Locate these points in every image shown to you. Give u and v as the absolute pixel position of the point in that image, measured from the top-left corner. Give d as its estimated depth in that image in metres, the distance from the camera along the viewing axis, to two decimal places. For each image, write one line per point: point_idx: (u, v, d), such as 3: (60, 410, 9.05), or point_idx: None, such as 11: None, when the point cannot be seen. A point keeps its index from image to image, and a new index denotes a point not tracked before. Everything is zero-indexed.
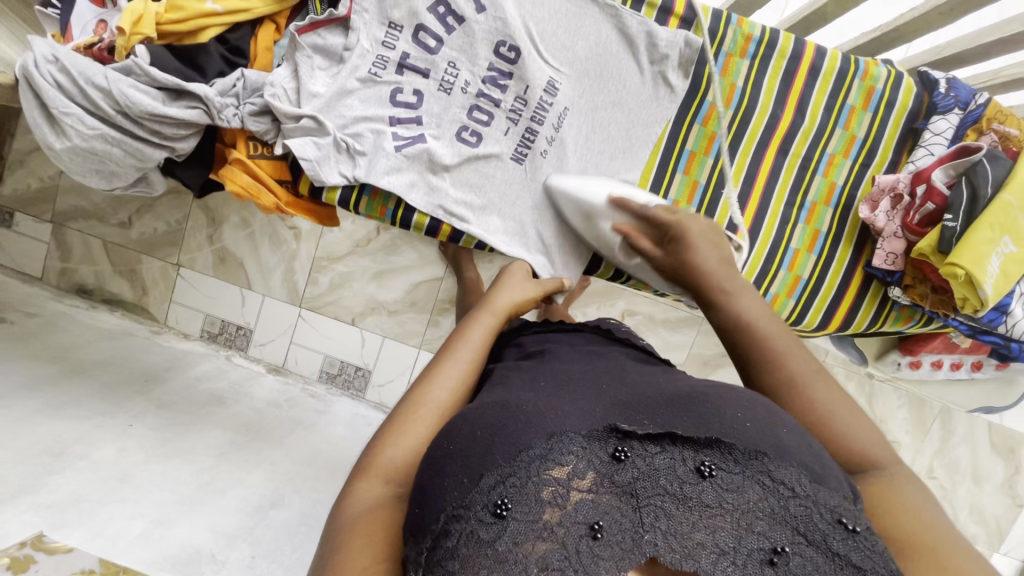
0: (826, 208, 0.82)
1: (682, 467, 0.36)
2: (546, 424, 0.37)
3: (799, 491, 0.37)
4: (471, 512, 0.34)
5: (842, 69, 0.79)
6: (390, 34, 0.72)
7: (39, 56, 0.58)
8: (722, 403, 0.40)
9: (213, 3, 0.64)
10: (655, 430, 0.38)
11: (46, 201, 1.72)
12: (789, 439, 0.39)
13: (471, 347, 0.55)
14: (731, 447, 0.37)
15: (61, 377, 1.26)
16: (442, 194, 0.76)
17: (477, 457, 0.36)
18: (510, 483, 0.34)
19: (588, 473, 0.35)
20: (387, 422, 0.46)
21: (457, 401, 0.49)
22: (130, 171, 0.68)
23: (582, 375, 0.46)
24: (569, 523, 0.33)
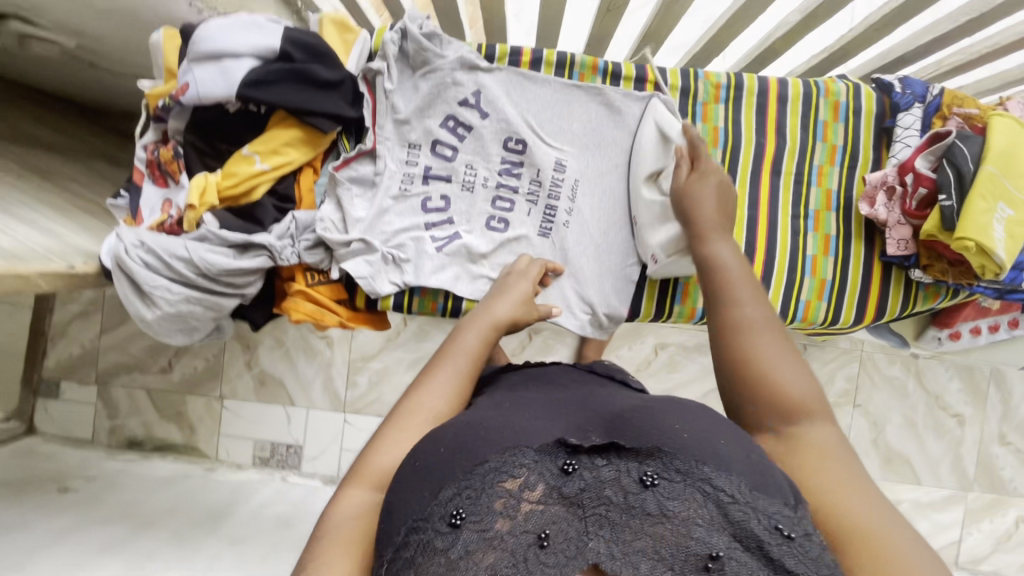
0: (829, 213, 0.89)
1: (626, 478, 0.39)
2: (503, 440, 0.41)
3: (738, 497, 0.38)
4: (429, 523, 0.38)
5: (806, 93, 0.89)
6: (412, 153, 0.82)
7: (129, 244, 0.68)
8: (664, 417, 0.43)
9: (261, 162, 0.74)
10: (600, 444, 0.42)
11: (89, 363, 1.80)
12: (728, 451, 0.41)
13: (467, 353, 0.60)
14: (673, 456, 0.40)
15: (135, 533, 1.28)
16: (484, 279, 0.83)
17: (438, 473, 0.40)
18: (465, 495, 0.38)
19: (538, 486, 0.38)
20: (382, 428, 0.51)
21: (446, 410, 0.52)
22: (208, 324, 0.76)
23: (547, 402, 0.51)
24: (518, 533, 0.36)
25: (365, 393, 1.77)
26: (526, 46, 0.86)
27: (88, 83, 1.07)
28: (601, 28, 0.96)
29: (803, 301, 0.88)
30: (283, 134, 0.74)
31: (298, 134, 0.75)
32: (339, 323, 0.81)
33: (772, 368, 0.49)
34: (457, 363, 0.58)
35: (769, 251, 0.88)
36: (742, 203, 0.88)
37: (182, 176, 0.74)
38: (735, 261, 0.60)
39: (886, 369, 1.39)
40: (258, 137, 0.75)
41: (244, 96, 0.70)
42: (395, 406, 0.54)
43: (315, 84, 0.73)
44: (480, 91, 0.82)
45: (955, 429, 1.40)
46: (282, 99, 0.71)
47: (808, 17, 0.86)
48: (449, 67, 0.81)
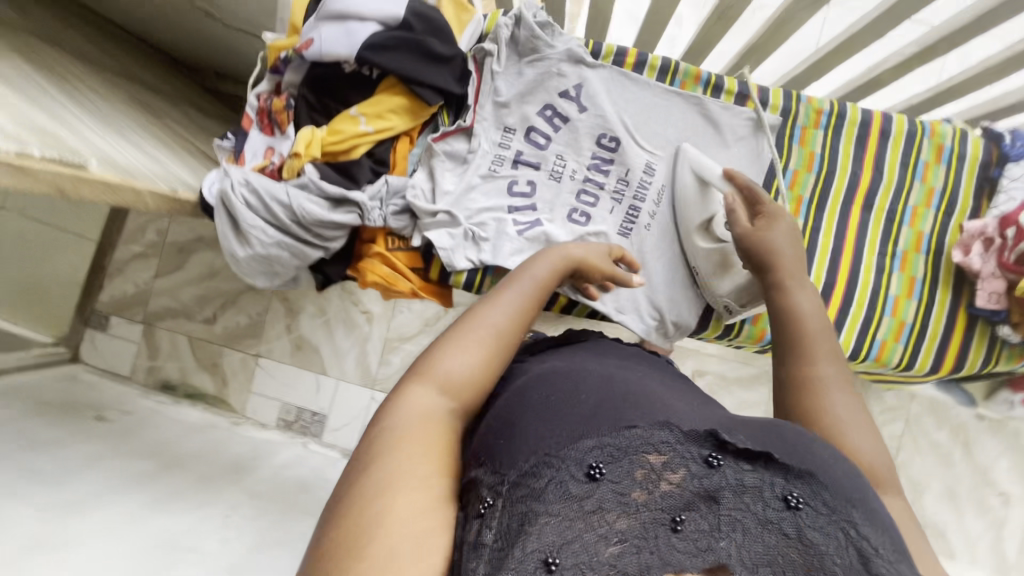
0: (917, 255, 0.87)
1: (769, 491, 0.40)
2: (656, 415, 0.43)
3: (880, 552, 0.38)
4: (564, 466, 0.39)
5: (911, 131, 0.86)
6: (506, 136, 0.83)
7: (236, 180, 0.70)
8: (814, 441, 0.45)
9: (366, 125, 0.76)
10: (752, 448, 0.42)
11: (139, 304, 1.87)
12: (878, 507, 0.42)
13: (533, 282, 0.61)
14: (822, 487, 0.41)
15: (162, 470, 1.30)
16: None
17: (581, 426, 0.42)
18: (606, 453, 0.40)
19: (680, 470, 0.40)
20: (448, 337, 0.51)
21: (510, 330, 0.55)
22: (289, 271, 0.77)
23: (687, 399, 0.50)
24: (653, 507, 0.39)
25: (395, 373, 1.77)
26: (632, 47, 0.86)
27: (199, 40, 1.12)
28: (708, 34, 0.96)
29: (878, 340, 0.86)
30: (390, 100, 0.76)
31: (404, 102, 0.77)
32: (411, 291, 0.82)
33: (846, 426, 0.50)
34: (520, 287, 0.59)
35: (849, 285, 0.86)
36: (828, 232, 0.86)
37: (289, 128, 0.77)
38: (815, 314, 0.60)
39: (933, 433, 1.33)
40: (366, 99, 0.77)
41: (363, 57, 0.72)
42: (461, 318, 0.55)
43: (429, 57, 0.75)
44: (582, 85, 0.83)
45: (998, 509, 1.31)
46: (399, 66, 0.73)
47: (924, 51, 0.84)
48: (557, 57, 0.81)
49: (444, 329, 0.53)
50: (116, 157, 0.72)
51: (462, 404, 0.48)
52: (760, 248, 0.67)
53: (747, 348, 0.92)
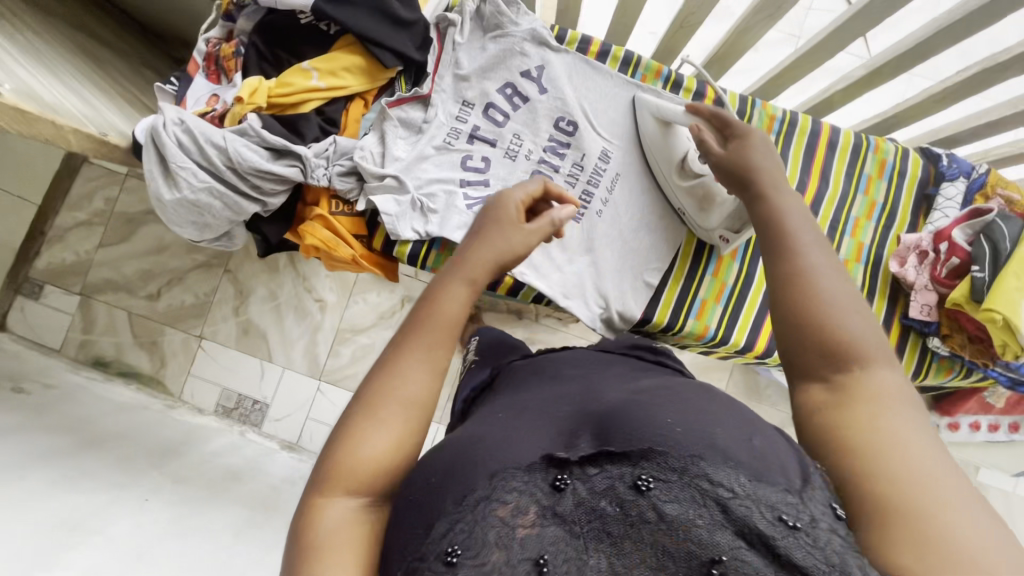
0: (858, 264, 0.89)
1: (619, 487, 0.34)
2: (488, 463, 0.36)
3: (738, 491, 0.34)
4: (426, 563, 0.34)
5: (856, 144, 0.89)
6: (464, 110, 0.82)
7: (169, 119, 0.67)
8: (653, 410, 0.39)
9: (317, 80, 0.74)
10: (588, 452, 0.36)
11: (78, 273, 1.76)
12: (725, 438, 0.37)
13: (444, 321, 0.50)
14: (665, 454, 0.35)
15: (78, 447, 1.21)
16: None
17: (429, 511, 0.36)
18: (460, 529, 0.34)
19: (530, 509, 0.34)
20: (355, 422, 0.44)
21: (423, 391, 0.47)
22: (223, 224, 0.73)
23: (544, 399, 0.46)
24: (514, 562, 0.32)
25: (344, 365, 1.72)
26: (597, 37, 0.87)
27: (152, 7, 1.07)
28: (670, 43, 0.98)
29: None
30: (344, 58, 0.75)
31: (359, 62, 0.75)
32: (352, 257, 0.79)
33: (834, 313, 0.45)
34: (427, 341, 0.49)
35: None
36: None
37: (235, 75, 0.74)
38: (801, 219, 0.54)
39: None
40: (320, 54, 0.75)
41: (320, 9, 0.71)
42: (360, 391, 0.46)
43: (391, 20, 0.74)
44: (544, 66, 0.83)
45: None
46: (356, 22, 0.72)
47: (872, 74, 0.87)
48: (520, 36, 0.81)
49: (345, 410, 0.46)
50: (39, 92, 0.66)
51: (381, 492, 0.44)
52: (738, 162, 0.62)
53: (691, 346, 0.92)
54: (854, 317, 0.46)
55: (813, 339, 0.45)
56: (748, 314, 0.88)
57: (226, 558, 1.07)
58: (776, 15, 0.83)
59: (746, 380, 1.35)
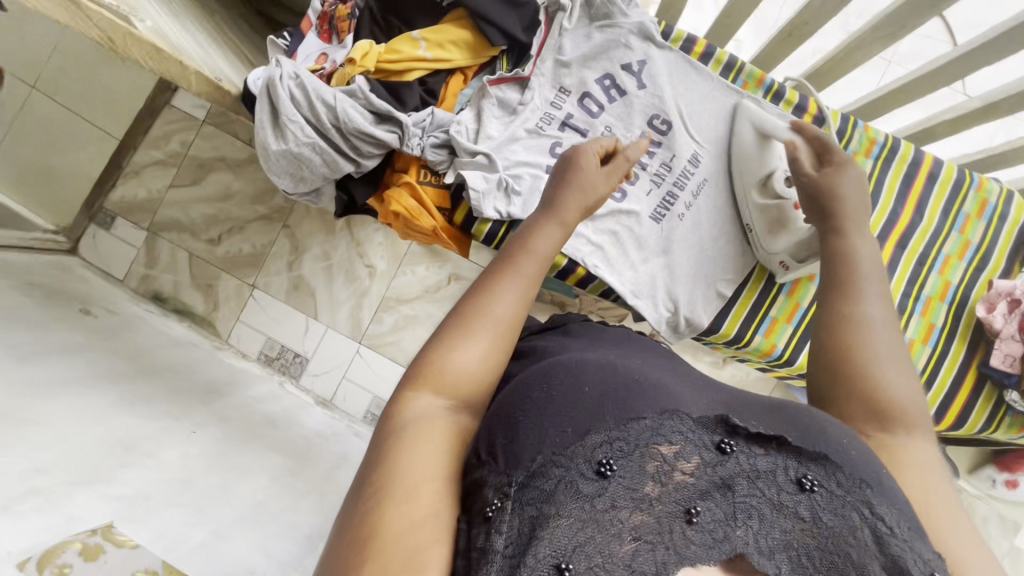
0: (941, 303, 0.86)
1: (783, 476, 0.41)
2: (661, 401, 0.43)
3: (897, 533, 0.39)
4: (574, 463, 0.38)
5: (958, 180, 0.86)
6: (559, 96, 0.82)
7: (285, 72, 0.68)
8: (828, 425, 0.45)
9: (425, 50, 0.75)
10: (764, 433, 0.43)
11: (147, 210, 1.84)
12: (888, 480, 0.43)
13: (539, 255, 0.53)
14: (837, 468, 0.42)
15: (136, 374, 1.28)
16: (584, 238, 0.81)
17: (585, 415, 0.41)
18: (617, 446, 0.39)
19: (693, 458, 0.40)
20: (451, 330, 0.47)
21: (519, 314, 0.49)
22: (317, 180, 0.76)
23: (681, 372, 0.52)
24: (667, 499, 0.38)
25: (385, 332, 1.75)
26: (703, 38, 0.85)
27: None
28: (770, 53, 0.96)
29: None
30: (454, 32, 0.75)
31: (467, 37, 0.76)
32: (432, 227, 0.80)
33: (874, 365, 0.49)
34: (526, 268, 0.52)
35: None
36: None
37: (347, 36, 0.76)
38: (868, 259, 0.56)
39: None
40: (431, 26, 0.76)
41: None
42: (458, 303, 0.50)
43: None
44: (646, 62, 0.81)
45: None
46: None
47: (987, 107, 0.84)
48: (627, 29, 0.80)
49: (440, 318, 0.49)
50: (168, 32, 0.69)
51: (466, 400, 0.45)
52: (826, 195, 0.62)
53: (753, 361, 0.92)
54: (898, 379, 0.48)
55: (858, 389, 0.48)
56: None
57: (262, 499, 1.11)
58: (897, 35, 0.80)
59: (790, 406, 1.32)
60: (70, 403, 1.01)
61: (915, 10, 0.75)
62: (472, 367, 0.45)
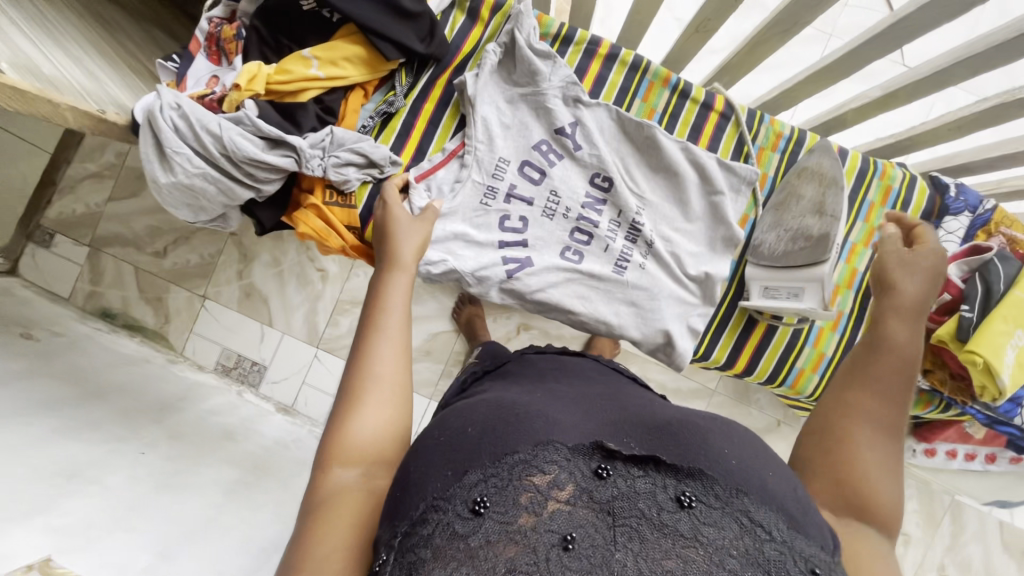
0: (849, 291, 0.88)
1: (662, 494, 0.42)
2: (535, 433, 0.45)
3: (773, 535, 0.42)
4: (450, 505, 0.41)
5: (863, 168, 0.87)
6: (500, 167, 0.81)
7: (165, 103, 0.67)
8: (711, 438, 0.47)
9: (317, 69, 0.73)
10: (639, 455, 0.45)
11: (87, 226, 1.79)
12: (773, 482, 0.46)
13: (397, 311, 0.61)
14: (713, 481, 0.44)
15: (80, 397, 1.26)
16: (553, 306, 0.83)
17: (463, 457, 0.44)
18: (491, 484, 0.42)
19: (567, 485, 0.42)
20: (342, 406, 0.53)
21: (396, 366, 0.57)
22: (217, 208, 0.75)
23: (572, 397, 0.56)
24: (542, 530, 0.39)
25: (342, 335, 1.75)
26: (606, 38, 0.84)
27: None
28: (682, 47, 0.96)
29: (796, 368, 0.89)
30: (345, 48, 0.74)
31: (362, 53, 0.75)
32: (342, 247, 0.80)
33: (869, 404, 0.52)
34: (389, 329, 0.59)
35: (769, 328, 0.87)
36: None
37: (236, 58, 0.74)
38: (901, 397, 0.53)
39: None
40: (321, 42, 0.74)
41: None
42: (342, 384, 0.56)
43: (395, 11, 0.73)
44: (577, 123, 0.81)
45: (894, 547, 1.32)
46: (359, 12, 0.70)
47: (886, 97, 0.85)
48: (553, 92, 0.80)
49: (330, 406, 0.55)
50: (40, 66, 0.67)
51: (371, 459, 0.51)
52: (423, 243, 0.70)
53: None
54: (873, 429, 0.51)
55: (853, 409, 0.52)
56: (732, 331, 0.88)
57: (214, 514, 1.11)
58: (792, 31, 0.80)
59: (734, 385, 1.34)
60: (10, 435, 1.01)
61: (803, 9, 0.74)
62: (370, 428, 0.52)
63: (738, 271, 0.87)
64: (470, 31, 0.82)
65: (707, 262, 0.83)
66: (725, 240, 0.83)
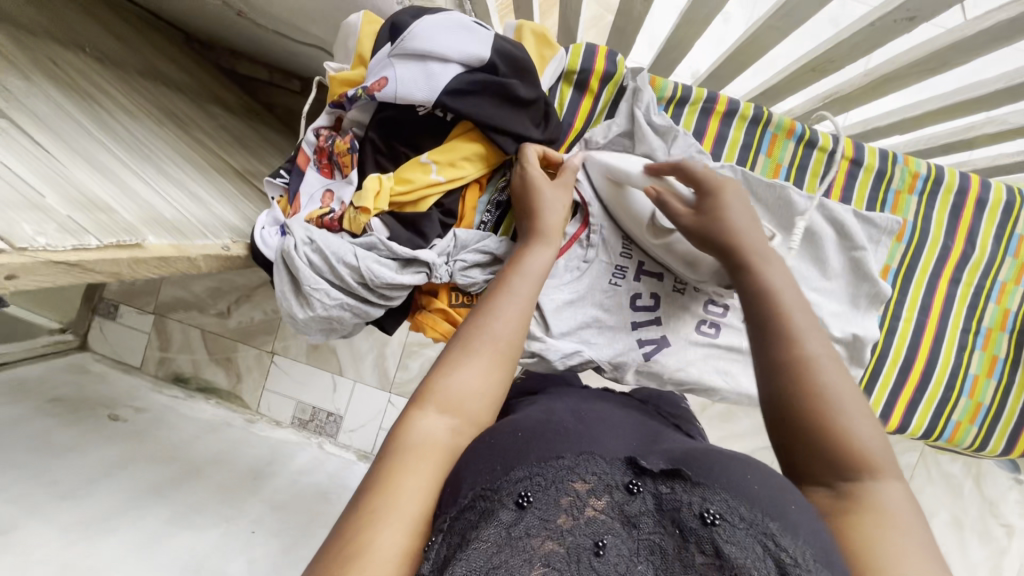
0: (1002, 333, 0.84)
1: (684, 511, 0.37)
2: (578, 445, 0.42)
3: (799, 562, 0.35)
4: (498, 494, 0.38)
5: (1009, 201, 0.81)
6: (626, 246, 0.77)
7: (299, 240, 0.64)
8: (736, 460, 0.42)
9: (438, 173, 0.69)
10: (668, 469, 0.40)
11: (150, 293, 1.80)
12: (798, 516, 0.39)
13: (528, 281, 0.57)
14: (738, 500, 0.38)
15: (180, 477, 1.14)
16: (694, 385, 0.78)
17: (513, 457, 0.41)
18: (535, 482, 0.39)
19: (603, 497, 0.39)
20: (452, 351, 0.51)
21: (513, 334, 0.53)
22: (349, 327, 0.72)
23: (626, 429, 0.50)
24: (577, 533, 0.36)
25: (414, 377, 1.70)
26: (723, 93, 0.79)
27: (233, 29, 1.02)
28: (790, 82, 0.87)
29: (953, 421, 0.86)
30: (465, 147, 0.70)
31: (480, 150, 0.70)
32: None
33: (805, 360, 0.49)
34: (517, 292, 0.56)
35: (924, 381, 0.83)
36: (913, 311, 0.82)
37: (352, 173, 0.70)
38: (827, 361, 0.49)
39: (946, 465, 1.34)
40: (437, 145, 0.70)
41: (442, 104, 0.65)
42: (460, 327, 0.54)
43: (512, 102, 0.68)
44: None
45: (1001, 540, 1.32)
46: (479, 113, 0.66)
47: None
48: None
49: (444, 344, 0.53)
50: (161, 211, 0.64)
51: (466, 419, 0.47)
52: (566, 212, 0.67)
53: None
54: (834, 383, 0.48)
55: (788, 361, 0.49)
56: (883, 387, 0.82)
57: None
58: (936, 70, 0.74)
59: None
60: (136, 525, 0.98)
61: (960, 52, 0.68)
62: (473, 383, 0.48)
63: (886, 323, 0.81)
64: (580, 104, 0.79)
65: (853, 322, 0.77)
66: (871, 296, 0.77)
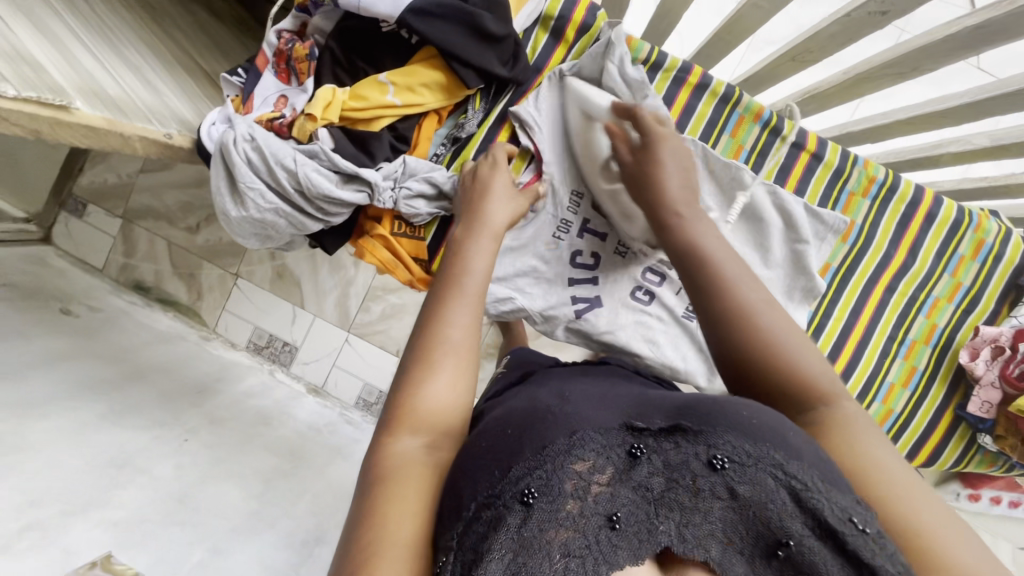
0: (925, 346, 0.87)
1: (692, 460, 0.35)
2: (569, 422, 0.37)
3: (812, 487, 0.35)
4: (500, 500, 0.33)
5: (957, 220, 0.82)
6: (573, 200, 0.77)
7: (239, 135, 0.64)
8: (725, 403, 0.38)
9: (393, 96, 0.68)
10: (664, 425, 0.37)
11: (120, 197, 1.76)
12: (796, 440, 0.37)
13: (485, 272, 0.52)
14: (738, 432, 0.36)
15: (119, 379, 1.12)
16: (621, 349, 0.79)
17: (506, 453, 0.36)
18: (538, 475, 0.34)
19: (607, 470, 0.35)
20: (414, 364, 0.45)
21: (473, 334, 0.48)
22: (285, 237, 0.73)
23: (599, 391, 0.46)
24: (590, 514, 0.33)
25: (374, 321, 1.70)
26: (698, 65, 0.78)
27: None
28: (768, 74, 0.87)
29: None
30: (425, 73, 0.68)
31: (441, 78, 0.69)
32: (409, 279, 0.78)
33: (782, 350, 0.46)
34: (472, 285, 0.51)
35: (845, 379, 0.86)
36: (843, 314, 0.83)
37: (307, 80, 0.69)
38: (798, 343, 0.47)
39: None
40: (398, 66, 0.69)
41: (404, 22, 0.63)
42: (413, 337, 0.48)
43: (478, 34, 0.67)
44: None
45: None
46: (441, 38, 0.65)
47: (997, 147, 0.80)
48: None
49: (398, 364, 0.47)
50: (104, 87, 0.63)
51: (442, 431, 0.43)
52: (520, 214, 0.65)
53: None
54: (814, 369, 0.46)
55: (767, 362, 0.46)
56: None
57: (257, 506, 1.00)
58: (907, 74, 0.74)
59: None
60: (66, 416, 0.92)
61: (929, 57, 0.68)
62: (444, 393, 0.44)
63: (816, 319, 0.83)
64: (553, 52, 0.77)
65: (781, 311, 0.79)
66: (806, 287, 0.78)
